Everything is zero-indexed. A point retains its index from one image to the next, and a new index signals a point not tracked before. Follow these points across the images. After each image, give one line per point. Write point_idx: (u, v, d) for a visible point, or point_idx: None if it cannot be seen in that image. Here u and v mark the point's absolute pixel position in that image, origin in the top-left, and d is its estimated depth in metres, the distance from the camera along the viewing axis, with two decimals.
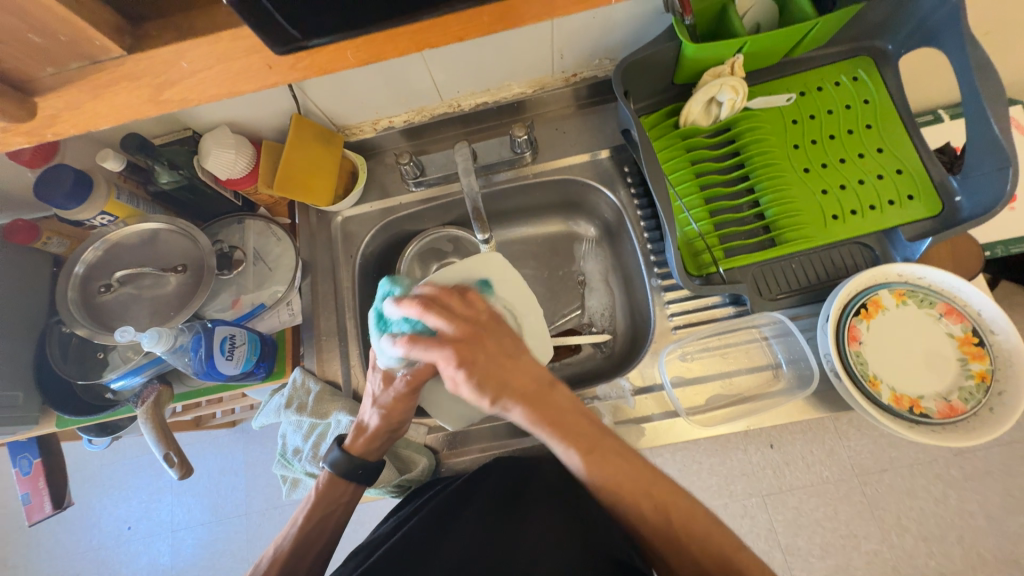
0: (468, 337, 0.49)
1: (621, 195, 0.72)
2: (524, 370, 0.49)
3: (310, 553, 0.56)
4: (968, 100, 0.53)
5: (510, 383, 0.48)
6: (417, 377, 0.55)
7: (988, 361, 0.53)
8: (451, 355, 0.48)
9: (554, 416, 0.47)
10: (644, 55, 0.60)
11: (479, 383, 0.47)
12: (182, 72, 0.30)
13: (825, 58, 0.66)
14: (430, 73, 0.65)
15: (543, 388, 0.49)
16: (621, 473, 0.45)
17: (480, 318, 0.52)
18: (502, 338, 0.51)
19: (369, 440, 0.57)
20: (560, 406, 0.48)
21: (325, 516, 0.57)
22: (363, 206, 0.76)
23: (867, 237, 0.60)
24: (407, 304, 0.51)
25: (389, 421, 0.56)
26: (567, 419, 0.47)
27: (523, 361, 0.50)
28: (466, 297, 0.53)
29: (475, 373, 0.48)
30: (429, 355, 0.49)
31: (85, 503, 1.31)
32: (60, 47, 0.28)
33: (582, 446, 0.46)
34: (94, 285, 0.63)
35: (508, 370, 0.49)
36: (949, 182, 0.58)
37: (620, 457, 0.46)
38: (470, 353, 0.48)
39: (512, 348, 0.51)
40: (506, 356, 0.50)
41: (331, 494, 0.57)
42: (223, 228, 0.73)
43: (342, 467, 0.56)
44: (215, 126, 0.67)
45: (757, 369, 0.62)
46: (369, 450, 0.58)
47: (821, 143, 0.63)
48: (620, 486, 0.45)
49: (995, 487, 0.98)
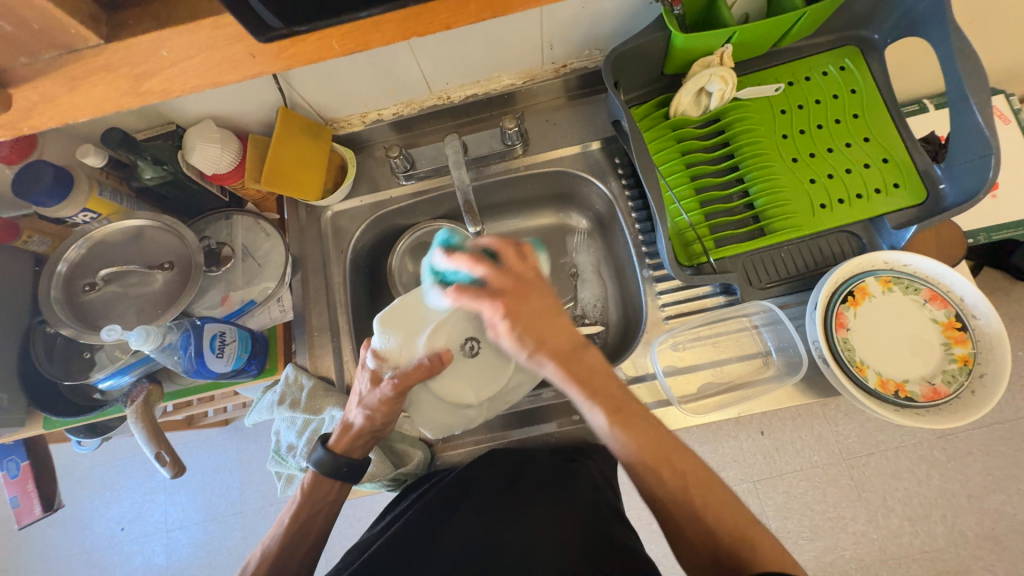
0: (513, 290, 0.50)
1: (612, 186, 0.72)
2: (560, 329, 0.50)
3: (300, 551, 0.56)
4: (952, 89, 0.54)
5: (548, 340, 0.49)
6: (404, 381, 0.55)
7: (971, 344, 0.54)
8: (498, 306, 0.49)
9: (586, 376, 0.48)
10: (633, 46, 0.59)
11: (518, 336, 0.49)
12: (162, 63, 0.30)
13: (813, 48, 0.66)
14: (419, 65, 0.64)
15: (577, 347, 0.49)
16: (643, 436, 0.46)
17: (531, 274, 0.52)
18: (546, 297, 0.51)
19: (352, 438, 0.57)
20: (593, 366, 0.49)
21: (312, 514, 0.57)
22: (353, 200, 0.75)
23: (854, 225, 0.61)
24: (457, 257, 0.53)
25: (373, 421, 0.56)
26: (597, 381, 0.48)
27: (563, 320, 0.50)
28: (524, 252, 0.52)
29: (514, 324, 0.49)
30: (475, 302, 0.51)
31: (77, 505, 1.29)
32: (33, 37, 0.27)
33: (607, 407, 0.47)
34: (78, 284, 0.61)
35: (546, 324, 0.49)
36: (934, 170, 0.59)
37: (643, 420, 0.47)
38: (516, 305, 0.49)
39: (552, 308, 0.50)
40: (546, 313, 0.50)
41: (319, 490, 0.57)
42: (210, 224, 0.71)
43: (328, 465, 0.56)
44: (199, 120, 0.65)
45: (747, 358, 0.63)
46: (353, 448, 0.57)
47: (809, 132, 0.64)
48: (642, 451, 0.46)
49: (976, 467, 1.01)
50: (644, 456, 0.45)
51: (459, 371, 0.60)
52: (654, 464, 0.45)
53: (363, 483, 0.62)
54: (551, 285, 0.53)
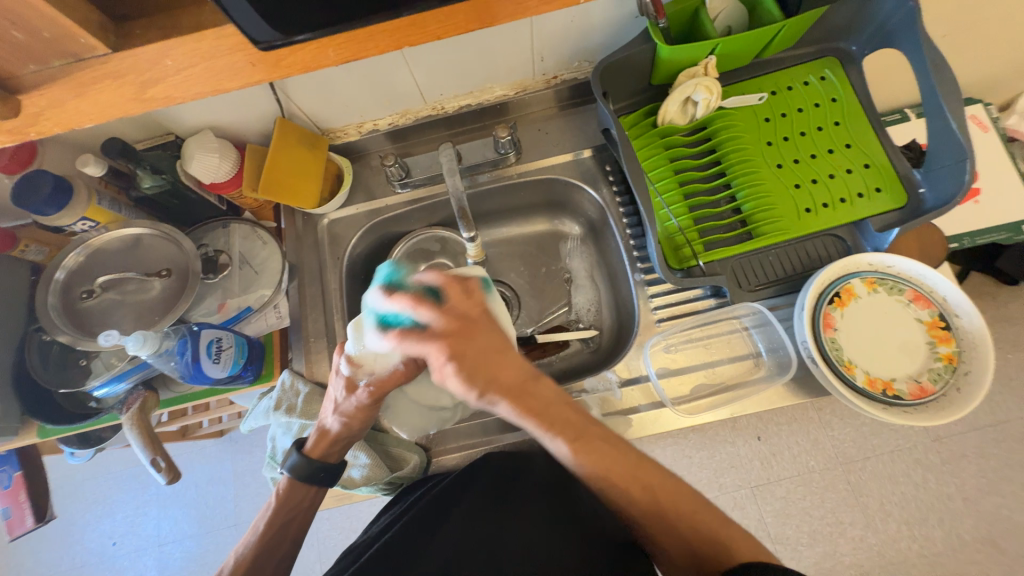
0: (459, 327, 0.47)
1: (603, 193, 0.73)
2: (508, 364, 0.47)
3: (274, 559, 0.54)
4: (928, 97, 0.56)
5: (496, 378, 0.46)
6: (384, 389, 0.53)
7: (955, 343, 0.56)
8: (441, 349, 0.46)
9: (542, 409, 0.46)
10: (621, 56, 0.61)
11: (466, 375, 0.45)
12: (166, 71, 0.31)
13: (794, 59, 0.69)
14: (413, 76, 0.66)
15: (529, 380, 0.47)
16: (606, 458, 0.45)
17: (476, 311, 0.48)
18: (492, 333, 0.48)
19: (328, 443, 0.56)
20: (546, 398, 0.47)
21: (287, 521, 0.56)
22: (350, 208, 0.77)
23: (839, 229, 0.63)
24: (399, 297, 0.48)
25: (350, 427, 0.56)
26: (553, 411, 0.46)
27: (510, 354, 0.47)
28: (467, 290, 0.49)
29: (462, 364, 0.46)
30: (419, 348, 0.47)
31: (67, 519, 1.27)
32: (43, 46, 0.29)
33: (567, 436, 0.46)
34: (75, 291, 0.62)
35: (492, 359, 0.46)
36: (914, 175, 0.61)
37: (604, 442, 0.46)
38: (460, 343, 0.46)
39: (499, 343, 0.48)
40: (493, 350, 0.47)
41: (293, 497, 0.57)
42: (207, 233, 0.72)
43: (303, 471, 0.56)
44: (197, 130, 0.67)
45: (738, 359, 0.63)
46: (328, 454, 0.57)
47: (793, 139, 0.66)
48: (603, 468, 0.45)
49: (971, 470, 1.02)
50: (607, 471, 0.45)
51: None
52: (617, 479, 0.45)
53: (358, 487, 0.62)
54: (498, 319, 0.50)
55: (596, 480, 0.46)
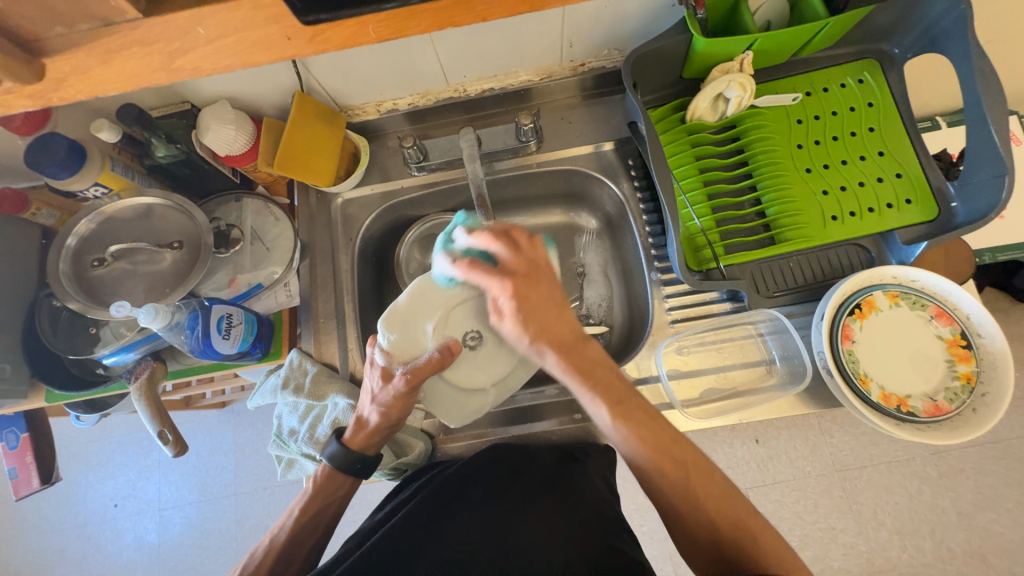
0: (525, 274, 0.52)
1: (623, 188, 0.72)
2: (564, 321, 0.51)
3: (309, 540, 0.57)
4: (970, 107, 0.54)
5: (549, 331, 0.51)
6: (418, 376, 0.54)
7: (974, 363, 0.55)
8: (508, 287, 0.51)
9: (587, 368, 0.50)
10: (654, 47, 0.59)
11: (521, 321, 0.51)
12: (197, 40, 0.29)
13: (831, 59, 0.66)
14: (437, 56, 0.64)
15: (578, 341, 0.51)
16: (644, 432, 0.47)
17: (542, 260, 0.54)
18: (552, 288, 0.53)
19: (369, 435, 0.57)
20: (594, 360, 0.51)
21: (323, 506, 0.57)
22: (364, 189, 0.75)
23: (864, 239, 0.61)
24: (478, 235, 0.55)
25: (388, 419, 0.56)
26: (600, 372, 0.50)
27: (566, 312, 0.52)
28: (533, 239, 0.54)
29: (519, 310, 0.51)
30: (486, 284, 0.53)
31: (72, 478, 1.30)
32: (73, 8, 0.27)
33: (609, 399, 0.48)
34: (86, 258, 0.61)
35: (544, 314, 0.51)
36: (947, 188, 0.59)
37: (643, 415, 0.48)
38: (525, 287, 0.51)
39: (556, 297, 0.52)
40: (553, 303, 0.52)
41: (330, 487, 0.58)
42: (220, 205, 0.71)
43: (343, 459, 0.57)
44: (214, 100, 0.65)
45: (750, 365, 0.63)
46: (367, 445, 0.57)
47: (824, 144, 0.64)
48: (643, 444, 0.46)
49: (968, 485, 1.02)
50: (649, 448, 0.46)
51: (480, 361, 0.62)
52: (658, 455, 0.46)
53: None
54: (561, 274, 0.54)
55: (632, 457, 0.47)
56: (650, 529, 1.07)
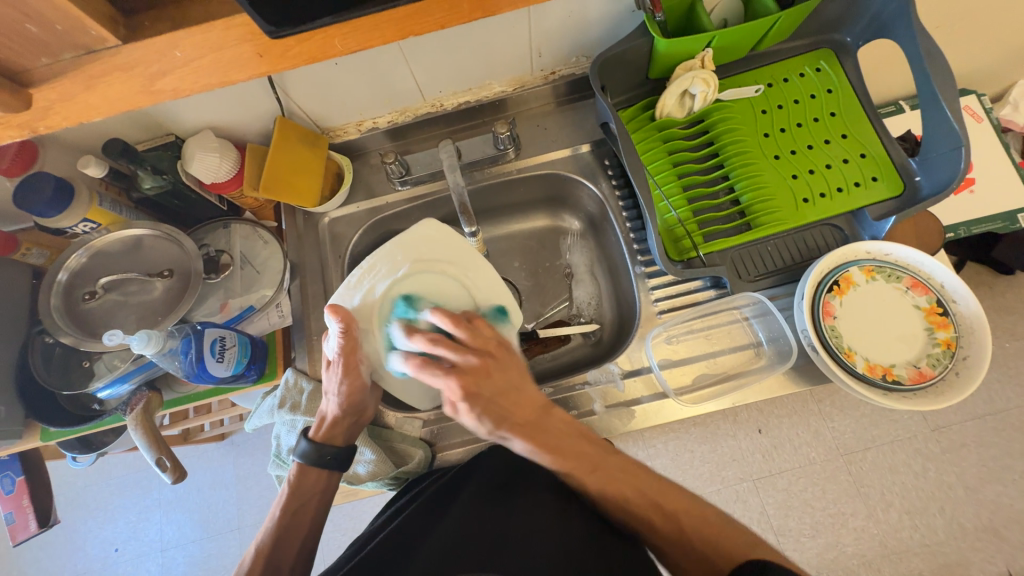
0: (476, 370, 0.52)
1: (602, 187, 0.74)
2: (523, 400, 0.53)
3: (297, 540, 0.56)
4: (923, 87, 0.57)
5: (510, 415, 0.52)
6: (344, 353, 0.56)
7: (953, 329, 0.56)
8: (456, 390, 0.51)
9: (555, 445, 0.52)
10: (619, 50, 0.62)
11: (481, 415, 0.51)
12: (175, 62, 0.31)
13: (788, 51, 0.69)
14: (412, 73, 0.67)
15: (540, 416, 0.53)
16: (624, 484, 0.52)
17: (491, 347, 0.55)
18: (508, 371, 0.54)
19: (331, 425, 0.58)
20: (557, 433, 0.53)
21: (303, 506, 0.57)
22: (350, 207, 0.77)
23: (836, 218, 0.63)
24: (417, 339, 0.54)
25: (344, 405, 0.58)
26: (568, 443, 0.52)
27: (527, 389, 0.54)
28: (484, 326, 0.56)
29: (477, 405, 0.51)
30: (436, 381, 0.52)
31: (70, 525, 1.27)
32: (56, 38, 0.29)
33: (584, 467, 0.52)
34: (78, 292, 0.62)
35: (508, 401, 0.52)
36: (910, 164, 0.62)
37: (620, 471, 0.52)
38: (477, 381, 0.52)
39: (512, 384, 0.53)
40: (509, 389, 0.53)
41: (306, 484, 0.57)
42: (208, 233, 0.72)
43: (313, 455, 0.57)
44: (198, 130, 0.67)
45: (739, 348, 0.64)
46: (335, 435, 0.58)
47: (789, 131, 0.67)
48: (631, 500, 0.51)
49: (971, 459, 1.02)
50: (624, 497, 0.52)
51: None
52: (639, 502, 0.51)
53: (365, 482, 0.63)
54: (512, 355, 0.56)
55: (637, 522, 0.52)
56: None
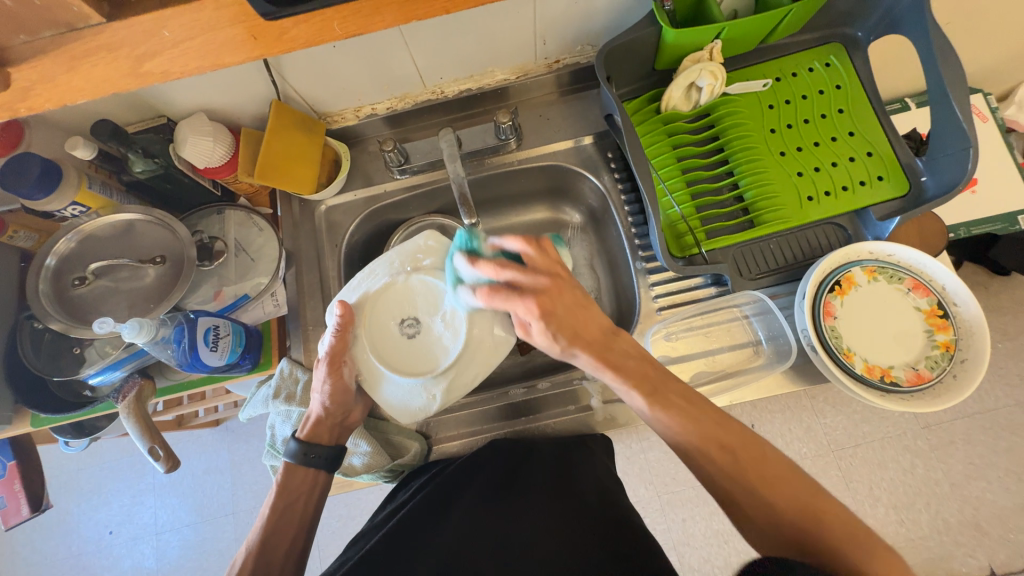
0: (551, 277, 0.53)
1: (604, 180, 0.73)
2: (591, 319, 0.53)
3: (287, 539, 0.55)
4: (933, 86, 0.56)
5: (581, 333, 0.53)
6: (332, 352, 0.56)
7: (952, 331, 0.56)
8: (532, 308, 0.51)
9: (620, 363, 0.52)
10: (626, 40, 0.60)
11: (554, 331, 0.52)
12: (163, 43, 0.30)
13: (797, 45, 0.68)
14: (412, 58, 0.65)
15: (608, 338, 0.53)
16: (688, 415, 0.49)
17: (560, 266, 0.54)
18: (575, 291, 0.54)
19: (316, 426, 0.58)
20: (624, 352, 0.53)
21: (290, 504, 0.56)
22: (347, 195, 0.75)
23: (840, 218, 0.63)
24: (483, 265, 0.53)
25: (331, 407, 0.57)
26: (636, 364, 0.52)
27: (592, 311, 0.54)
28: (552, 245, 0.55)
29: (549, 325, 0.52)
30: (509, 306, 0.52)
31: (63, 508, 1.27)
32: (33, 15, 0.28)
33: (646, 390, 0.50)
34: (67, 278, 0.60)
35: (578, 318, 0.53)
36: (916, 164, 0.61)
37: (681, 398, 0.50)
38: (549, 301, 0.52)
39: (583, 301, 0.54)
40: (577, 305, 0.53)
41: (293, 480, 0.57)
42: (202, 218, 0.71)
43: (298, 456, 0.57)
44: (190, 112, 0.65)
45: (736, 347, 0.64)
46: (320, 435, 0.58)
47: (796, 127, 0.65)
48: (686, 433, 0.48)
49: (958, 456, 1.04)
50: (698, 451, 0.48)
51: (422, 346, 0.59)
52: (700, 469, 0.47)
53: (360, 474, 0.62)
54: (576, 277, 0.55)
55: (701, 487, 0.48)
56: (652, 520, 1.07)
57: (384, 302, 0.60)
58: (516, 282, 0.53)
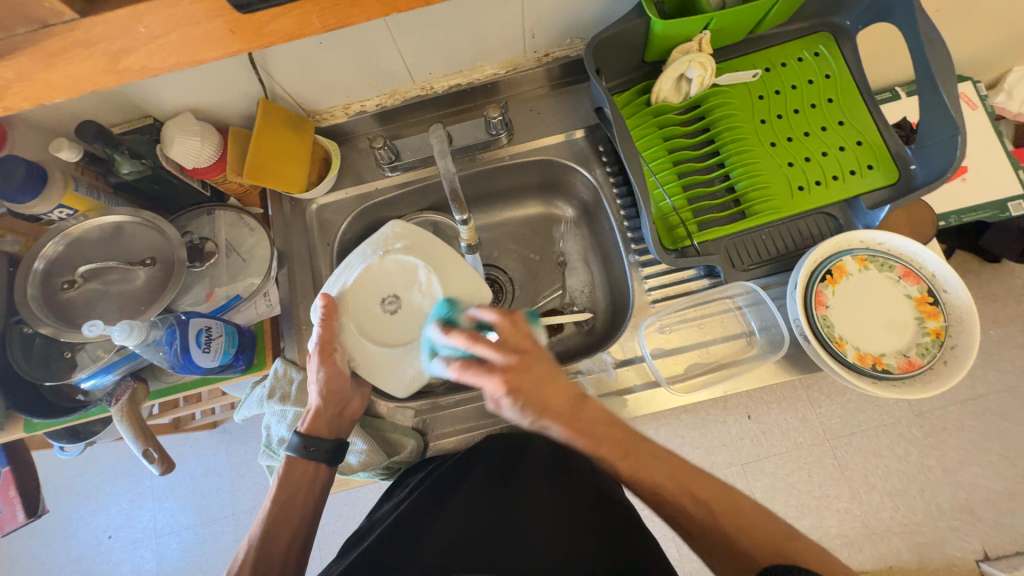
0: (520, 354, 0.49)
1: (596, 173, 0.72)
2: (561, 389, 0.49)
3: (285, 535, 0.55)
4: (921, 73, 0.56)
5: (549, 406, 0.49)
6: (322, 339, 0.56)
7: (942, 318, 0.57)
8: (500, 384, 0.47)
9: (590, 430, 0.50)
10: (615, 32, 0.60)
11: (525, 407, 0.48)
12: (140, 37, 0.30)
13: (786, 35, 0.68)
14: (400, 54, 0.64)
15: (577, 405, 0.50)
16: (659, 474, 0.50)
17: (529, 343, 0.51)
18: (545, 364, 0.50)
19: (315, 419, 0.57)
20: (594, 421, 0.50)
21: (290, 497, 0.57)
22: (338, 193, 0.75)
23: (831, 207, 0.63)
24: (455, 335, 0.49)
25: (328, 398, 0.57)
26: (602, 429, 0.50)
27: (560, 379, 0.50)
28: (520, 319, 0.52)
29: (518, 400, 0.48)
30: (478, 381, 0.48)
31: (61, 514, 1.26)
32: (5, 10, 0.27)
33: (618, 453, 0.50)
34: (56, 281, 0.60)
35: (547, 392, 0.49)
36: (905, 152, 0.61)
37: (653, 458, 0.51)
38: (516, 377, 0.48)
39: (555, 373, 0.50)
40: (545, 379, 0.49)
41: (292, 478, 0.57)
42: (192, 220, 0.70)
43: (298, 450, 0.56)
44: (177, 112, 0.64)
45: (730, 338, 0.64)
46: (319, 429, 0.58)
47: (786, 117, 0.66)
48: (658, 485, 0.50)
49: (951, 443, 1.05)
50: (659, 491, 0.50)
51: (403, 322, 0.61)
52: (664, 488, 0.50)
53: (356, 473, 0.62)
54: (547, 350, 0.52)
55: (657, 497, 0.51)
56: (651, 513, 1.08)
57: (363, 285, 0.61)
58: (485, 356, 0.49)
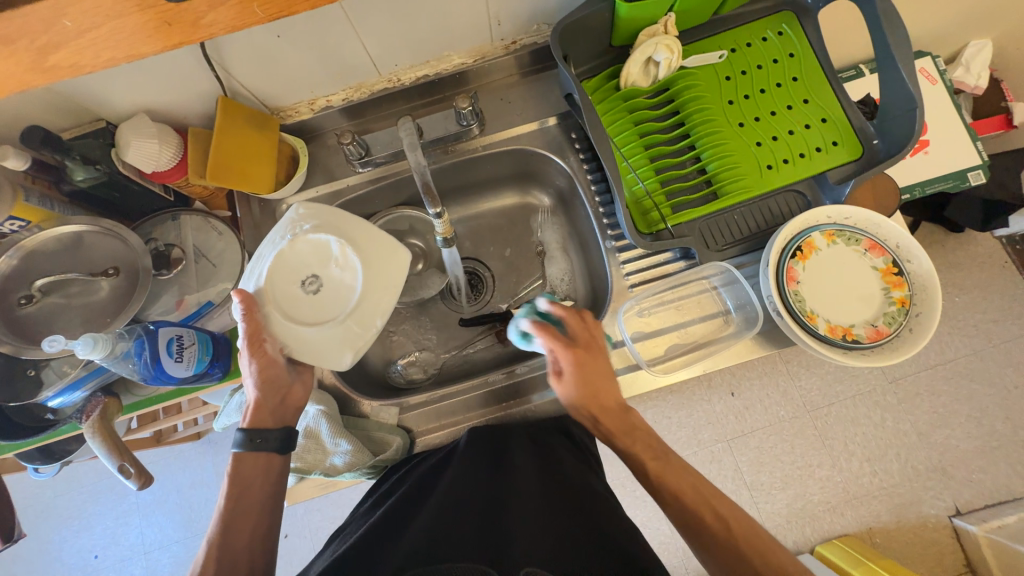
0: (584, 345, 0.54)
1: (570, 161, 0.72)
2: (609, 388, 0.53)
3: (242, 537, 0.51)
4: (880, 49, 0.57)
5: (598, 397, 0.52)
6: (246, 331, 0.54)
7: (907, 287, 0.59)
8: (571, 358, 0.53)
9: (628, 431, 0.53)
10: (580, 16, 0.59)
11: (581, 392, 0.52)
12: (70, 32, 0.31)
13: (751, 15, 0.68)
14: (363, 45, 0.62)
15: (623, 408, 0.53)
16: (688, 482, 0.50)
17: (597, 334, 0.56)
18: (601, 357, 0.55)
19: (256, 411, 0.56)
20: (635, 423, 0.53)
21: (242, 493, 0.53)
22: (309, 191, 0.73)
23: (800, 184, 0.64)
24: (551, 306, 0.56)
25: (268, 386, 0.55)
26: (637, 432, 0.53)
27: (612, 381, 0.54)
28: (588, 318, 0.57)
29: (580, 381, 0.52)
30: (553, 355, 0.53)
31: (43, 537, 1.23)
32: None
33: (647, 453, 0.52)
34: (11, 296, 0.57)
35: (604, 385, 0.53)
36: (868, 127, 0.63)
37: (685, 466, 0.51)
38: (582, 357, 0.53)
39: (607, 369, 0.54)
40: (600, 366, 0.54)
41: (251, 477, 0.54)
42: (156, 226, 0.67)
43: (243, 443, 0.53)
44: (131, 113, 0.62)
45: (708, 317, 0.65)
46: (263, 421, 0.56)
47: (753, 97, 0.66)
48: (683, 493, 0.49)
49: (924, 407, 1.09)
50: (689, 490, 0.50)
51: (325, 300, 0.55)
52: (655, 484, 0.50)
53: (342, 474, 0.62)
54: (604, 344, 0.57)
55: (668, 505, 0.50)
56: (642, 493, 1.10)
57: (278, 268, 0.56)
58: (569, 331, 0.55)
